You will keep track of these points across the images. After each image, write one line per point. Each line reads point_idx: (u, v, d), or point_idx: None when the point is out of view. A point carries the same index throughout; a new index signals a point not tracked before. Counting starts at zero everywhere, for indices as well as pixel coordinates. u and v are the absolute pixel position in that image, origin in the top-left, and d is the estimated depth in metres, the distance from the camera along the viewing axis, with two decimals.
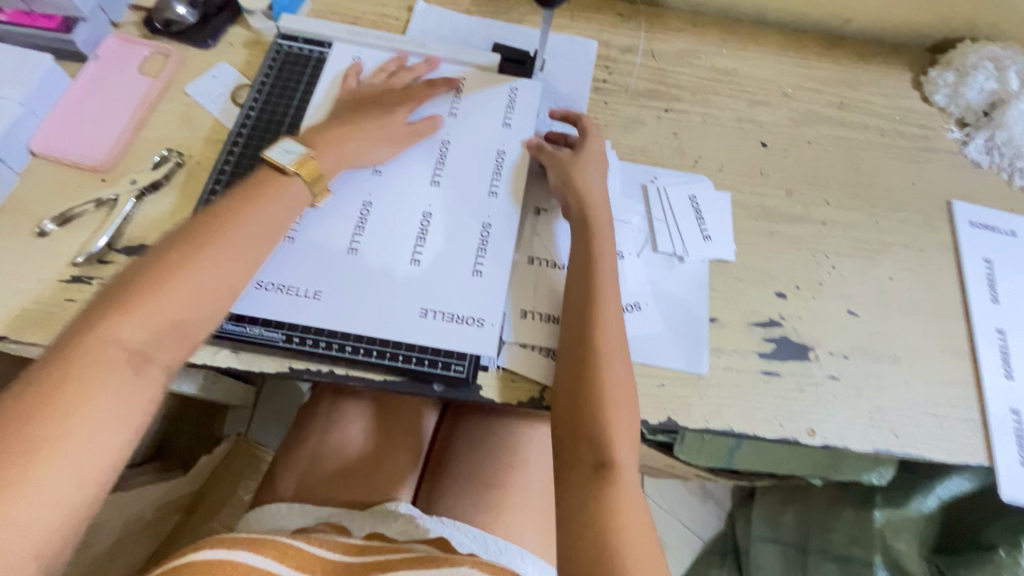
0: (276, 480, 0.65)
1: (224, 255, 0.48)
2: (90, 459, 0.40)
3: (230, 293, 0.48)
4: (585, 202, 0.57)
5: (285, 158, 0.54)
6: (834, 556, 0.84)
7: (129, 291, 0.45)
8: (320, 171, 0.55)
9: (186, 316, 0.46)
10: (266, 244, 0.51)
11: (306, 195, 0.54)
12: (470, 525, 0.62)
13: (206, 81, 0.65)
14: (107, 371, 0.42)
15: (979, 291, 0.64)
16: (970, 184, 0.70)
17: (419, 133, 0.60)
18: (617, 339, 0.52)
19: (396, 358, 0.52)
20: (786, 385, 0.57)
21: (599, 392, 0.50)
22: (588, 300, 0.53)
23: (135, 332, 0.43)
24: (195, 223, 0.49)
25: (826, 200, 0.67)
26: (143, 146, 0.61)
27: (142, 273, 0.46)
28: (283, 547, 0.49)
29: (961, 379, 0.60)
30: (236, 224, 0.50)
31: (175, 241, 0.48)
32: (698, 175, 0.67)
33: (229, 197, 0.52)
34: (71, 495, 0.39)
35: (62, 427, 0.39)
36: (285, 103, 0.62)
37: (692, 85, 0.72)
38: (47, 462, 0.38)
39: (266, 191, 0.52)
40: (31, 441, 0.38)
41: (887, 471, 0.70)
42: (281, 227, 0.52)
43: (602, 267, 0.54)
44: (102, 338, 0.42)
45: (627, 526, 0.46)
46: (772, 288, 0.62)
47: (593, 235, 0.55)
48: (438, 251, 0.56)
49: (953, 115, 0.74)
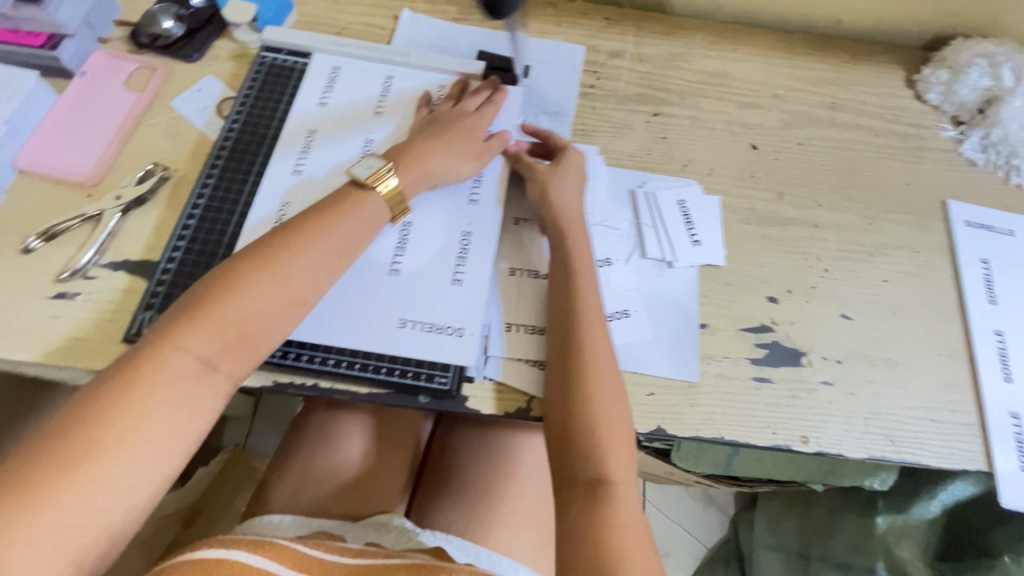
0: (267, 495, 0.64)
1: (299, 269, 0.48)
2: (147, 465, 0.40)
3: (296, 307, 0.47)
4: (560, 213, 0.56)
5: (365, 173, 0.54)
6: (835, 564, 0.83)
7: (204, 297, 0.45)
8: (400, 190, 0.54)
9: (251, 329, 0.45)
10: (340, 260, 0.50)
11: (386, 212, 0.54)
12: (462, 537, 0.61)
13: (192, 95, 0.65)
14: (175, 378, 0.42)
15: (976, 292, 0.63)
16: (966, 183, 0.69)
17: (484, 146, 0.59)
18: (604, 353, 0.51)
19: (379, 371, 0.52)
20: (778, 392, 0.56)
21: (591, 408, 0.49)
22: (572, 316, 0.52)
23: (202, 341, 0.44)
24: (273, 234, 0.49)
25: (818, 202, 0.66)
26: (129, 160, 0.61)
27: (218, 280, 0.46)
28: (282, 548, 0.48)
29: (959, 383, 0.58)
30: (309, 238, 0.49)
31: (254, 250, 0.48)
32: (687, 179, 0.66)
33: (307, 210, 0.51)
34: (125, 499, 0.39)
35: (128, 430, 0.40)
36: (268, 115, 0.62)
37: (680, 88, 0.72)
38: (108, 464, 0.39)
39: (342, 205, 0.52)
40: (97, 441, 0.39)
41: (888, 477, 0.68)
42: (359, 245, 0.51)
43: (583, 280, 0.53)
44: (175, 343, 0.43)
45: (625, 543, 0.46)
46: (764, 293, 0.61)
47: (571, 248, 0.55)
48: (418, 261, 0.56)
49: (947, 113, 0.72)
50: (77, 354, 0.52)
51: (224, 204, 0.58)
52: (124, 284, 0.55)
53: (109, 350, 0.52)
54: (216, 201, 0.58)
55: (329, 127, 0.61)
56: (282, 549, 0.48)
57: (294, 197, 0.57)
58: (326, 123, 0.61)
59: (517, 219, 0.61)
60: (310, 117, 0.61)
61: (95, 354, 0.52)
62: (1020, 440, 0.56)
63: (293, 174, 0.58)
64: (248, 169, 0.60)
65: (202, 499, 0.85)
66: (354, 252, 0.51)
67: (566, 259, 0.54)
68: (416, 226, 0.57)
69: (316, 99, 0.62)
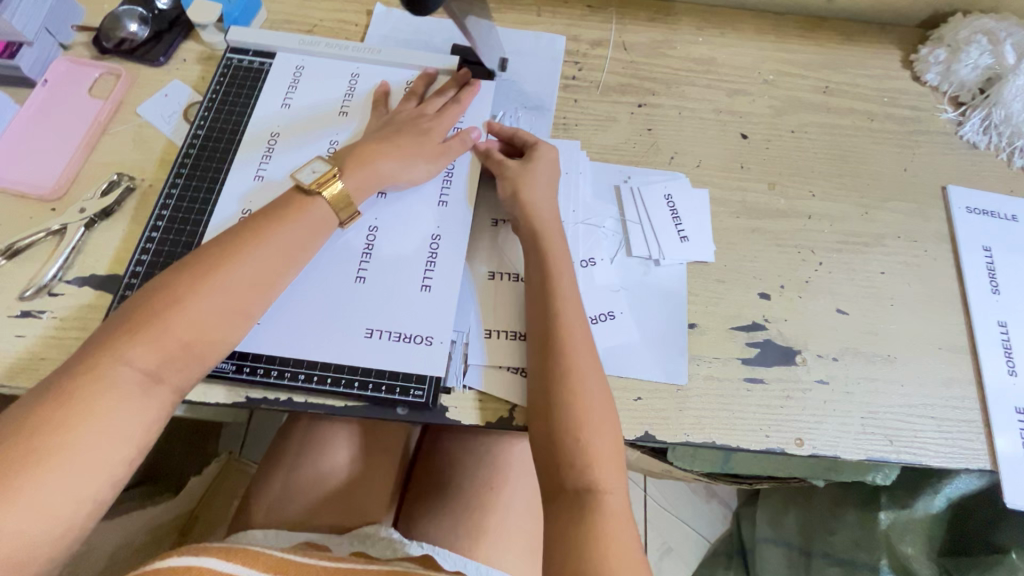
0: (252, 508, 0.62)
1: (245, 275, 0.46)
2: (85, 478, 0.38)
3: (242, 316, 0.46)
4: (534, 216, 0.54)
5: (310, 178, 0.52)
6: (838, 560, 0.81)
7: (143, 306, 0.43)
8: (346, 193, 0.52)
9: (196, 339, 0.43)
10: (289, 265, 0.48)
11: (333, 218, 0.52)
12: (451, 548, 0.59)
13: (158, 100, 0.63)
14: (114, 390, 0.40)
15: (978, 282, 0.60)
16: (966, 167, 0.66)
17: (431, 145, 0.57)
18: (587, 357, 0.49)
19: (351, 385, 0.50)
20: (771, 393, 0.54)
21: (575, 415, 0.47)
22: (551, 322, 0.50)
23: (141, 353, 0.41)
24: (216, 241, 0.47)
25: (811, 191, 0.64)
26: (95, 172, 0.59)
27: (159, 288, 0.44)
28: (253, 553, 0.46)
29: (961, 377, 0.56)
30: (255, 244, 0.47)
31: (197, 257, 0.46)
32: (674, 172, 0.63)
33: (253, 216, 0.49)
34: (61, 515, 0.37)
35: (63, 444, 0.37)
36: (234, 119, 0.60)
37: (666, 77, 0.69)
38: (40, 481, 0.36)
39: (291, 212, 0.50)
40: (28, 456, 0.36)
41: (892, 471, 0.64)
42: (309, 250, 0.50)
43: (562, 285, 0.51)
44: (113, 354, 0.41)
45: (614, 553, 0.43)
46: (756, 289, 0.58)
47: (548, 251, 0.53)
48: (387, 268, 0.54)
49: (946, 93, 0.69)
50: (43, 375, 0.50)
51: (189, 215, 0.56)
52: (91, 300, 0.53)
53: None
54: (181, 212, 0.56)
55: (293, 130, 0.59)
56: (255, 555, 0.46)
57: (256, 202, 0.55)
58: (290, 126, 0.59)
59: (495, 221, 0.59)
60: (274, 120, 0.59)
61: None
62: None
63: (256, 179, 0.56)
64: (214, 176, 0.57)
65: (197, 507, 0.80)
66: (303, 257, 0.49)
67: (544, 264, 0.52)
68: (387, 233, 0.56)
69: (279, 102, 0.60)
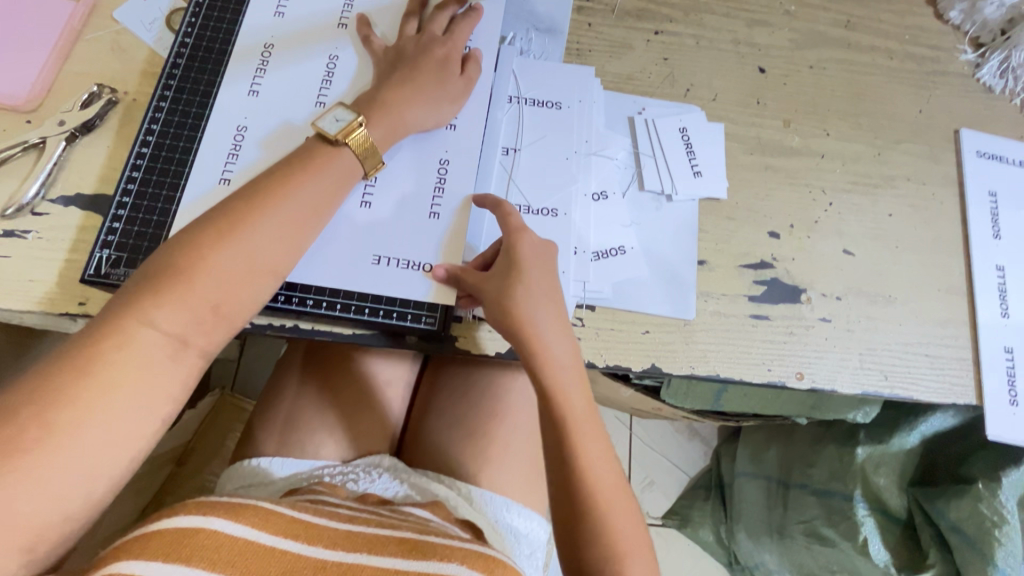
0: (255, 436, 0.61)
1: (267, 236, 0.43)
2: (103, 453, 0.36)
3: (271, 276, 0.43)
4: (535, 340, 0.47)
5: (334, 128, 0.48)
6: (815, 490, 0.84)
7: (165, 268, 0.40)
8: (371, 142, 0.49)
9: (220, 301, 0.41)
10: (313, 225, 0.45)
11: (358, 170, 0.48)
12: (456, 477, 0.60)
13: (136, 5, 0.57)
14: (140, 354, 0.38)
15: (981, 226, 0.61)
16: (981, 110, 0.65)
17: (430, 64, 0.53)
18: (609, 484, 0.46)
19: (362, 312, 0.49)
20: (775, 329, 0.55)
21: (606, 551, 0.45)
22: (567, 458, 0.46)
23: (165, 318, 0.39)
24: (204, 218, 0.43)
25: (826, 130, 0.62)
26: (71, 81, 0.54)
27: (180, 247, 0.41)
28: (267, 511, 0.41)
29: (957, 318, 0.58)
30: (276, 202, 0.44)
31: (211, 220, 0.42)
32: (690, 105, 0.61)
33: (270, 169, 0.46)
34: (82, 486, 0.35)
35: (80, 415, 0.35)
36: (225, 29, 0.55)
37: (685, 3, 0.65)
38: (56, 452, 0.34)
39: (315, 168, 0.46)
40: (45, 427, 0.34)
41: (872, 409, 0.65)
42: (334, 205, 0.47)
43: (574, 418, 0.47)
44: (138, 315, 0.38)
45: (629, 558, 0.45)
46: (766, 228, 0.58)
47: (548, 384, 0.47)
48: (392, 193, 0.52)
49: (967, 34, 0.67)
50: (34, 297, 0.48)
51: (181, 131, 0.51)
52: (80, 221, 0.50)
53: (72, 292, 0.48)
54: (173, 127, 0.52)
55: (289, 41, 0.55)
56: (267, 513, 0.41)
57: (252, 120, 0.52)
58: (285, 36, 0.55)
59: (506, 149, 0.56)
60: (267, 29, 0.55)
61: (55, 297, 0.48)
62: (1012, 374, 0.56)
63: (249, 94, 0.53)
64: (206, 91, 0.53)
65: (193, 440, 0.78)
66: (325, 217, 0.46)
67: (547, 401, 0.47)
68: (397, 159, 0.53)
69: (272, 10, 0.56)
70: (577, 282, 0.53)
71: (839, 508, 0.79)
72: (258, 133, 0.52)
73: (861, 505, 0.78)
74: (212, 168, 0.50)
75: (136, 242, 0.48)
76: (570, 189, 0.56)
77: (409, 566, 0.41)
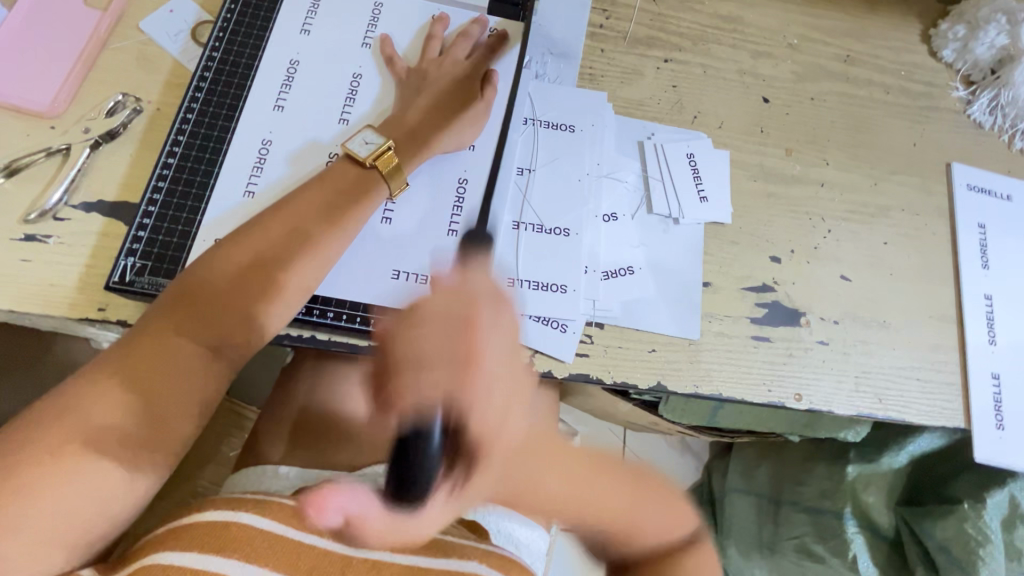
0: (262, 443, 0.61)
1: (300, 252, 0.46)
2: (141, 454, 0.39)
3: (299, 291, 0.46)
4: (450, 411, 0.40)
5: (364, 150, 0.51)
6: (805, 508, 0.86)
7: (202, 281, 0.43)
8: (399, 162, 0.51)
9: (250, 314, 0.44)
10: (340, 244, 0.48)
11: (384, 190, 0.51)
12: None
13: (162, 16, 0.58)
14: (175, 362, 0.41)
15: (970, 257, 0.63)
16: (971, 144, 0.68)
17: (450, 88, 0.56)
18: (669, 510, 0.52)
19: (380, 325, 0.50)
20: (775, 350, 0.57)
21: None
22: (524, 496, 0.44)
23: (200, 328, 0.42)
24: (240, 234, 0.46)
25: (826, 160, 0.65)
26: (96, 89, 0.55)
27: (217, 262, 0.44)
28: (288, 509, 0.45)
29: (947, 344, 0.60)
30: (308, 221, 0.47)
31: (248, 235, 0.45)
32: (697, 132, 0.64)
33: (301, 187, 0.49)
34: (121, 484, 0.38)
35: (120, 420, 0.38)
36: (251, 45, 0.56)
37: (693, 33, 0.68)
38: (100, 455, 0.38)
39: (343, 190, 0.49)
40: (88, 431, 0.38)
41: (863, 429, 0.66)
42: (359, 224, 0.49)
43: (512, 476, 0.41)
44: (176, 326, 0.41)
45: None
46: (767, 253, 0.60)
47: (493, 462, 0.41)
48: (413, 208, 0.53)
49: (959, 72, 0.71)
50: (52, 302, 0.48)
51: (207, 143, 0.53)
52: (101, 228, 0.51)
53: (91, 298, 0.49)
54: (199, 138, 0.53)
55: (314, 59, 0.56)
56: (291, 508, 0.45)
57: (277, 134, 0.53)
58: (311, 54, 0.56)
59: (521, 169, 0.58)
60: (293, 46, 0.56)
61: (73, 302, 0.48)
62: (998, 399, 0.59)
63: (274, 110, 0.54)
64: (232, 104, 0.54)
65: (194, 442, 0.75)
66: (351, 236, 0.48)
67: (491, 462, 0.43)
68: (418, 179, 0.54)
69: (298, 27, 0.57)
70: (587, 300, 0.55)
71: (829, 525, 0.82)
72: (283, 148, 0.53)
73: (851, 521, 0.81)
74: (238, 181, 0.51)
75: (161, 251, 0.49)
76: (582, 210, 0.58)
77: (431, 565, 0.46)
